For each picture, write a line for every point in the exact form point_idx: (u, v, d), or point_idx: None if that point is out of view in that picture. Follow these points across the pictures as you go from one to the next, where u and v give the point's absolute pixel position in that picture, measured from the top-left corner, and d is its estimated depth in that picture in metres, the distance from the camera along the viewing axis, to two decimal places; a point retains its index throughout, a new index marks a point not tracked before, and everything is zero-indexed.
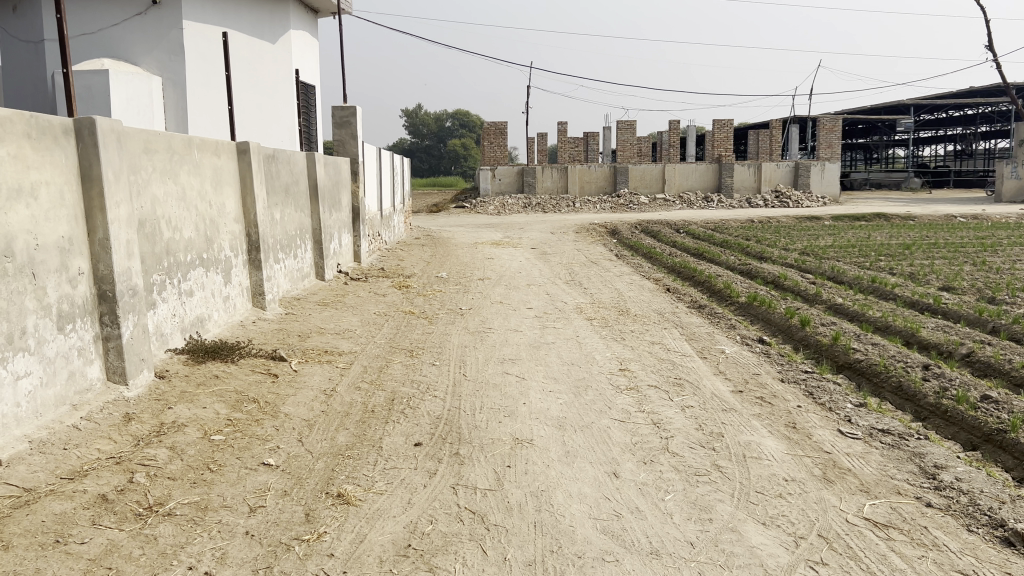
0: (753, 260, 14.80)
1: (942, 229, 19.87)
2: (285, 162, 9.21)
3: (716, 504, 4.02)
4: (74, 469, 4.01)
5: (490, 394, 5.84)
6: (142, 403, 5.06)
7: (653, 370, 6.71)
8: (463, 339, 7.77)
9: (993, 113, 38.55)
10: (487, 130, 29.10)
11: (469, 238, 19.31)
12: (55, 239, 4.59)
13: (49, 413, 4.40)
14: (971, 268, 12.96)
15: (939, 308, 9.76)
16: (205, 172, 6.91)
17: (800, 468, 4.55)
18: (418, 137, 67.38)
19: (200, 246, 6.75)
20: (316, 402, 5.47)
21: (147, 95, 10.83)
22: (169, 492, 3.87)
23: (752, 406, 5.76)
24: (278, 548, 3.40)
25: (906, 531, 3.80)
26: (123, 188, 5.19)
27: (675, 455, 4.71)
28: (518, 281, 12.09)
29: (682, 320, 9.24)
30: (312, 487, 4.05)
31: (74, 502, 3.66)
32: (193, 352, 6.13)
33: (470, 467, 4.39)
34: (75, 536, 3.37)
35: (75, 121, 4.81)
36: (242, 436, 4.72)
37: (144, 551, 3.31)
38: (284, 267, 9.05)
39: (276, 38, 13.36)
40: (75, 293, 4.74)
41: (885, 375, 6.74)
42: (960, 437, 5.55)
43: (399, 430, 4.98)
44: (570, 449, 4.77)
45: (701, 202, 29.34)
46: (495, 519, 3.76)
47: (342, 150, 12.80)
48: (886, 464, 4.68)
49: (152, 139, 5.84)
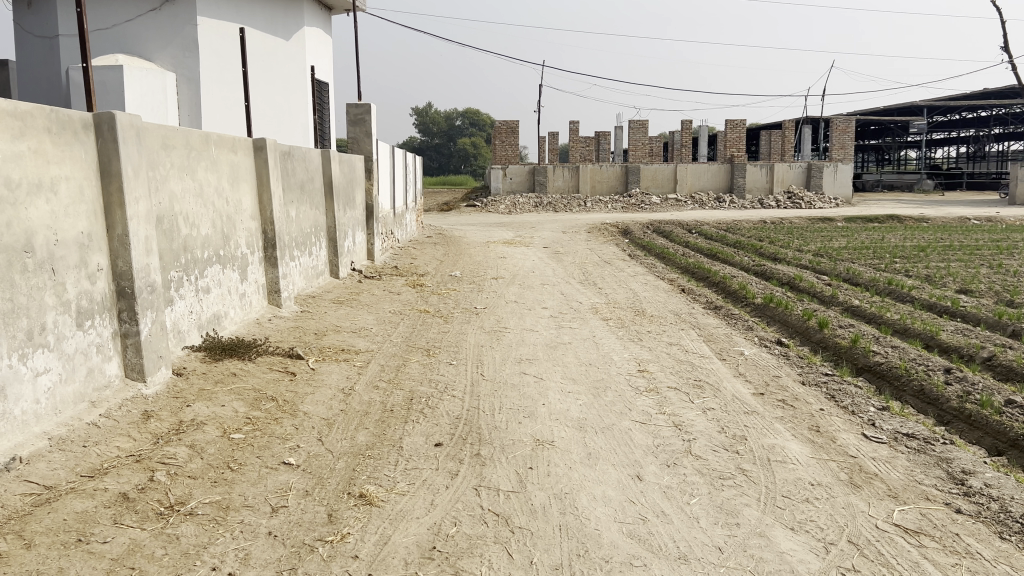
0: (767, 260, 14.72)
1: (958, 231, 19.65)
2: (300, 159, 9.19)
3: (743, 508, 3.95)
4: (94, 467, 3.99)
5: (508, 395, 5.79)
6: (160, 400, 5.03)
7: (672, 372, 6.64)
8: (478, 338, 7.72)
9: (1007, 115, 38.17)
10: (498, 129, 29.05)
11: (481, 237, 19.29)
12: (75, 235, 4.57)
13: (68, 409, 4.38)
14: (989, 272, 12.81)
15: (958, 311, 9.63)
16: (222, 169, 6.88)
17: (826, 472, 4.48)
18: (429, 135, 67.45)
19: (217, 243, 6.72)
20: (334, 401, 5.43)
21: (161, 91, 10.81)
22: (190, 491, 3.84)
23: (774, 408, 5.68)
24: (302, 549, 3.36)
25: (937, 538, 3.72)
26: (142, 184, 5.16)
27: (699, 458, 4.65)
28: (532, 280, 12.04)
29: (698, 321, 9.16)
30: (334, 487, 4.00)
31: (96, 500, 3.63)
32: (210, 349, 6.10)
33: (492, 468, 4.34)
34: (97, 535, 3.34)
35: (96, 116, 4.79)
36: (261, 435, 4.69)
37: (166, 551, 3.28)
38: (299, 264, 9.02)
39: (289, 35, 13.35)
40: (94, 289, 4.72)
41: (906, 379, 6.64)
42: (985, 442, 5.46)
43: (419, 429, 4.93)
44: (591, 450, 4.72)
45: (713, 202, 29.18)
46: (519, 522, 3.70)
47: (356, 148, 12.77)
48: (913, 469, 4.60)
49: (171, 135, 5.82)
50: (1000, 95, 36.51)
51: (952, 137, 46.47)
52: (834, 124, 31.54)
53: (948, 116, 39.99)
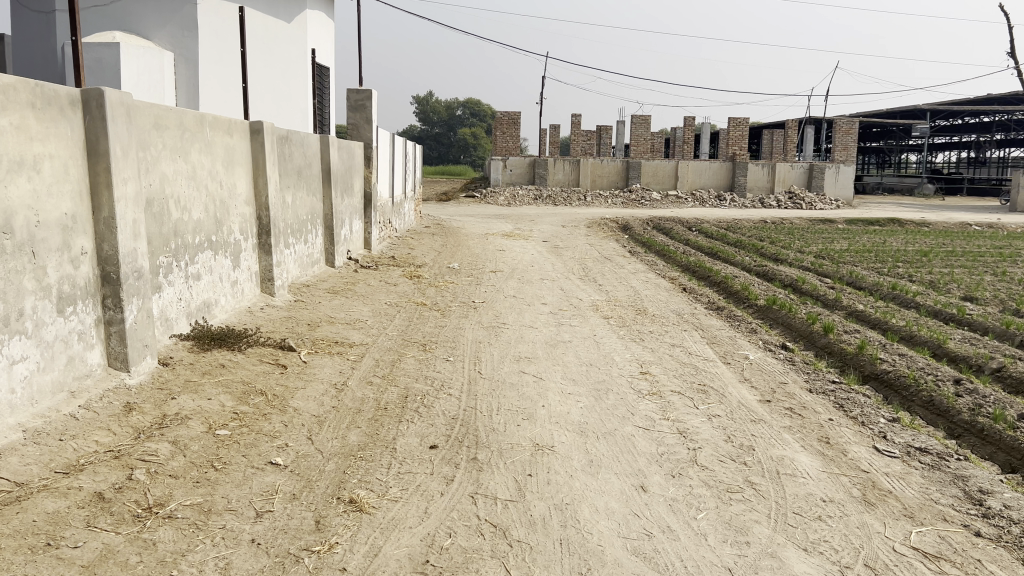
0: (769, 261, 14.53)
1: (961, 237, 19.51)
2: (298, 144, 8.94)
3: (753, 525, 3.75)
4: (69, 463, 3.77)
5: (507, 395, 5.59)
6: (144, 391, 4.81)
7: (675, 375, 6.43)
8: (476, 334, 7.50)
9: (1009, 122, 38.00)
10: (500, 120, 28.73)
11: (480, 228, 19.05)
12: (58, 216, 4.34)
13: (46, 400, 4.16)
14: (993, 279, 12.61)
15: (965, 319, 9.45)
16: (216, 152, 6.63)
17: (838, 488, 4.29)
18: (429, 124, 67.09)
19: (209, 228, 6.49)
20: (326, 397, 5.22)
21: (159, 71, 10.48)
22: (170, 492, 3.63)
23: (782, 417, 5.49)
24: (286, 559, 3.16)
25: (959, 565, 3.53)
26: (131, 164, 4.92)
27: (705, 468, 4.45)
28: (532, 275, 11.81)
29: (701, 322, 8.95)
30: (323, 491, 3.80)
31: (69, 500, 3.42)
32: (199, 339, 5.88)
33: (489, 474, 4.14)
34: (68, 539, 3.13)
35: (84, 92, 4.55)
36: (248, 431, 4.48)
37: (141, 558, 3.07)
38: (294, 252, 8.77)
39: (290, 18, 13.09)
40: (77, 274, 4.49)
41: (915, 390, 6.45)
42: (998, 458, 5.29)
43: (413, 430, 4.72)
44: (593, 457, 4.52)
45: (714, 200, 28.91)
46: (518, 535, 3.50)
47: (355, 135, 12.52)
48: (928, 487, 4.41)
49: (163, 115, 5.58)
50: (1005, 101, 36.23)
51: (953, 142, 46.40)
52: (838, 126, 31.42)
53: (951, 120, 39.78)
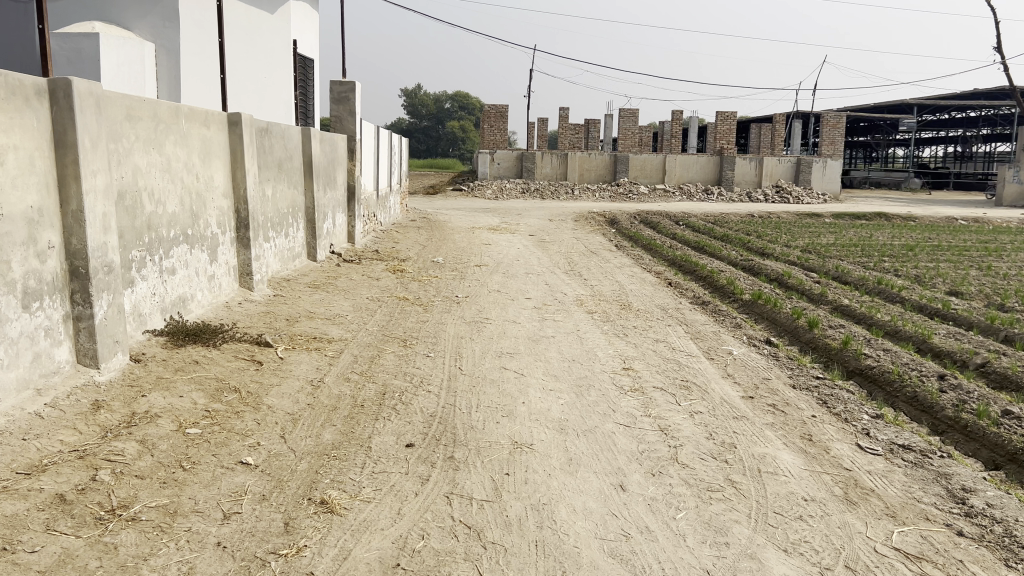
0: (754, 255, 14.53)
1: (945, 232, 19.60)
2: (278, 136, 8.79)
3: (733, 525, 3.70)
4: (32, 464, 3.65)
5: (487, 391, 5.50)
6: (114, 389, 4.69)
7: (658, 371, 6.38)
8: (458, 329, 7.42)
9: (995, 118, 38.22)
10: (487, 113, 28.62)
11: (466, 222, 18.94)
12: (23, 209, 4.21)
13: (11, 398, 4.04)
14: (978, 274, 12.65)
15: (949, 314, 9.45)
16: (192, 143, 6.49)
17: (820, 487, 4.25)
18: (417, 117, 66.73)
19: (184, 221, 6.36)
20: (301, 394, 5.12)
21: (139, 62, 10.26)
22: (135, 493, 3.52)
23: (764, 414, 5.43)
24: (252, 563, 3.07)
25: (941, 565, 3.49)
26: (101, 157, 4.79)
27: (686, 466, 4.39)
28: (517, 269, 11.72)
29: (685, 317, 8.90)
30: (294, 491, 3.71)
31: (28, 502, 3.30)
32: (173, 334, 5.75)
33: (465, 474, 4.05)
34: (24, 543, 3.03)
35: (51, 82, 4.41)
36: (220, 430, 4.37)
37: (101, 563, 2.98)
38: (274, 246, 8.64)
39: (273, 9, 12.88)
40: (43, 269, 4.36)
41: (900, 385, 6.42)
42: (981, 455, 5.26)
43: (389, 428, 4.63)
44: (573, 456, 4.44)
45: (701, 195, 28.99)
46: (493, 536, 3.43)
47: (339, 127, 12.36)
48: (910, 486, 4.36)
49: (136, 105, 5.44)
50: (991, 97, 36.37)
51: (938, 137, 46.71)
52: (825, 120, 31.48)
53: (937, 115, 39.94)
